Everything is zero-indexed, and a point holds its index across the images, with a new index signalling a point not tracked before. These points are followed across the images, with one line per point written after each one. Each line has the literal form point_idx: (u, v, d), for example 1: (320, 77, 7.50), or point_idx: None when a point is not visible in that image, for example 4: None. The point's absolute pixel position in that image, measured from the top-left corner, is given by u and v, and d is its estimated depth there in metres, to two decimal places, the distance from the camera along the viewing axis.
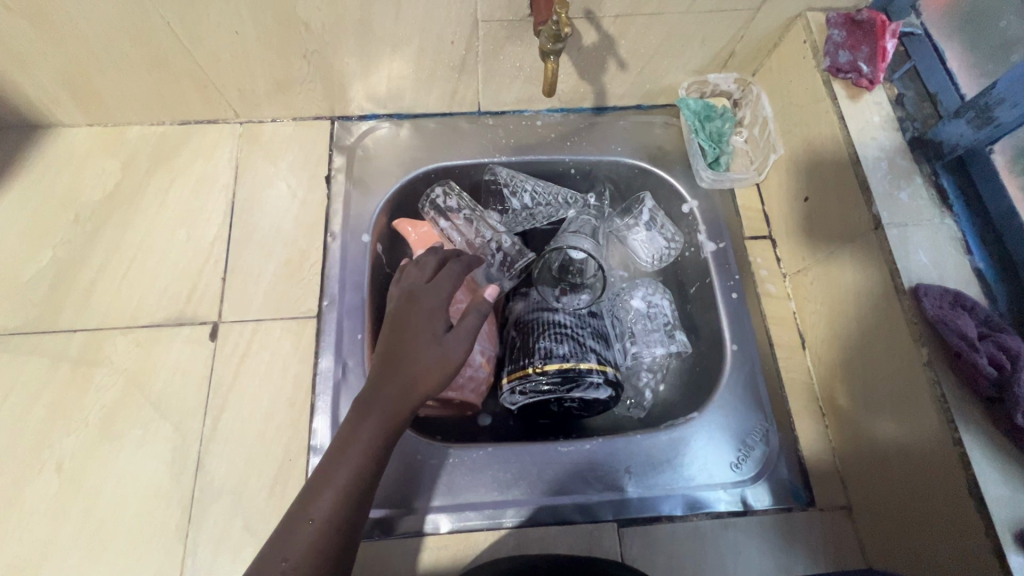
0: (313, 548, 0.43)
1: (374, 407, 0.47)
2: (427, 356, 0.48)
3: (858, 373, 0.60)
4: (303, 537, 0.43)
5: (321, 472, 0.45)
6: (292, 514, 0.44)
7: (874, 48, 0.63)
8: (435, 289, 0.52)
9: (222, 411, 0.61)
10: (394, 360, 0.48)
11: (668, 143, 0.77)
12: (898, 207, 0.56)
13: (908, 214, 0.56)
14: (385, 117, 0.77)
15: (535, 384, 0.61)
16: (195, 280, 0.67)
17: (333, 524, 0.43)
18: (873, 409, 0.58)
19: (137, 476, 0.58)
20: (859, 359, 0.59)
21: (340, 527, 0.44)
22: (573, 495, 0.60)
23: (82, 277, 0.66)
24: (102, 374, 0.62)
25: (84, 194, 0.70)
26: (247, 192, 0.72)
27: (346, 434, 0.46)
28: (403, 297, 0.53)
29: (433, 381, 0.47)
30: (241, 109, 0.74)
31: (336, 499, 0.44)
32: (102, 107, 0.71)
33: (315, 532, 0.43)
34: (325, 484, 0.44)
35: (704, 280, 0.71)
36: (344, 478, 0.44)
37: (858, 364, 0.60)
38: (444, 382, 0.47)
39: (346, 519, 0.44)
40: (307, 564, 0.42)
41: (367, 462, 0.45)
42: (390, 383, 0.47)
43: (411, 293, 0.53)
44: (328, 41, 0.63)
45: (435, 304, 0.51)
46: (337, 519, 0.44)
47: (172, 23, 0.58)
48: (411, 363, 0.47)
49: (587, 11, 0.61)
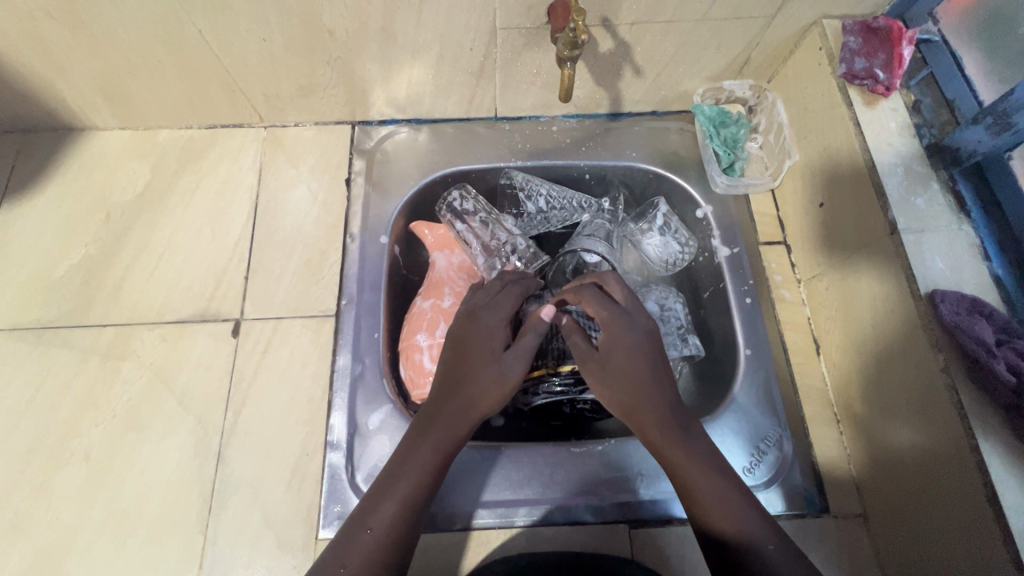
0: (371, 557, 0.45)
1: (437, 425, 0.49)
2: (487, 374, 0.50)
3: (653, 373, 0.50)
4: (362, 545, 0.45)
5: (383, 484, 0.48)
6: (352, 523, 0.47)
7: (890, 55, 0.62)
8: (494, 308, 0.54)
9: (242, 406, 0.63)
10: (455, 378, 0.51)
11: (683, 149, 0.77)
12: (617, 302, 0.54)
13: (618, 303, 0.54)
14: (404, 122, 0.79)
15: (548, 386, 0.63)
16: (219, 278, 0.69)
17: (391, 536, 0.46)
18: (666, 385, 0.51)
19: (160, 467, 0.60)
20: (603, 381, 0.51)
21: (397, 537, 0.46)
22: (585, 496, 0.60)
23: (112, 274, 0.69)
24: (129, 367, 0.64)
25: (115, 194, 0.73)
26: (270, 194, 0.75)
27: (406, 448, 0.49)
28: (463, 316, 0.55)
29: (491, 400, 0.50)
30: (265, 114, 0.76)
31: (394, 511, 0.46)
32: (133, 111, 0.73)
33: (372, 541, 0.45)
34: (386, 496, 0.47)
35: (718, 285, 0.72)
36: (404, 490, 0.47)
37: (639, 379, 0.50)
38: (503, 400, 0.51)
39: (403, 531, 0.46)
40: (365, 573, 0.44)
41: (426, 476, 0.48)
42: (453, 401, 0.50)
43: (471, 312, 0.55)
44: (351, 47, 0.65)
45: (495, 325, 0.53)
46: (396, 529, 0.46)
47: (203, 31, 0.61)
48: (474, 383, 0.50)
49: (604, 18, 0.62)
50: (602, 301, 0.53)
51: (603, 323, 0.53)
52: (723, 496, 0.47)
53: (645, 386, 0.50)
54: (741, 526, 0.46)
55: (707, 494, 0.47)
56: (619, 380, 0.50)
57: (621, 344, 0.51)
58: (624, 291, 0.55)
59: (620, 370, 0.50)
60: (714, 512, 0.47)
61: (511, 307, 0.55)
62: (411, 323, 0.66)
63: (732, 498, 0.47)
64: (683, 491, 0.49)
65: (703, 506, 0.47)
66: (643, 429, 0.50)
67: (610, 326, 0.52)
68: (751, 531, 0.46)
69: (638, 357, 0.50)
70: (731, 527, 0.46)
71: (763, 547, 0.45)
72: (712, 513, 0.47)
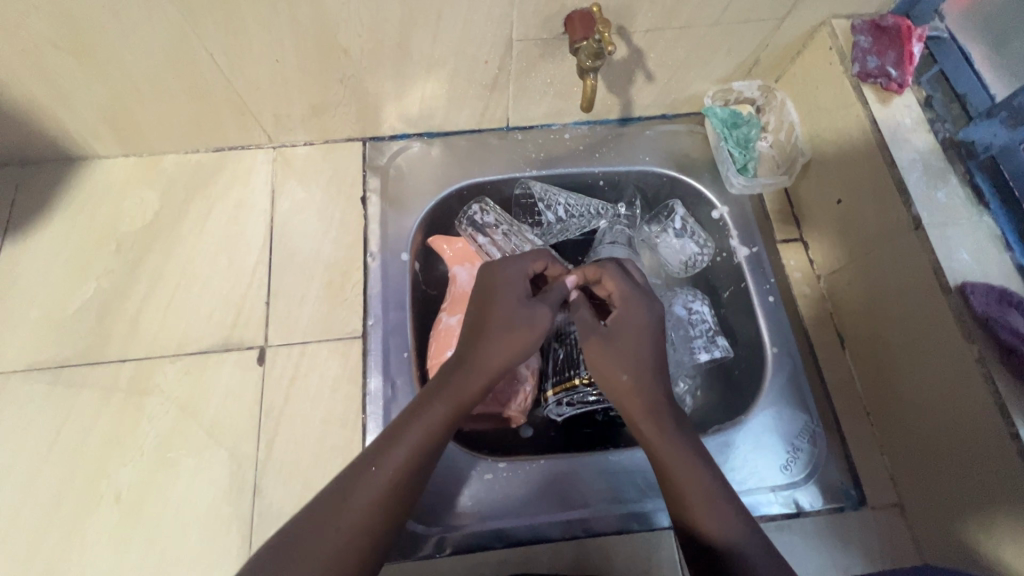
0: (377, 496, 0.45)
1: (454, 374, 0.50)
2: (511, 321, 0.51)
3: (654, 362, 0.52)
4: (370, 486, 0.45)
5: (393, 429, 0.48)
6: (357, 464, 0.46)
7: (900, 53, 0.63)
8: (520, 258, 0.55)
9: (274, 434, 0.62)
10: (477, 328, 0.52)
11: (695, 151, 0.78)
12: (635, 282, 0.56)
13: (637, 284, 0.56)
14: (415, 136, 0.78)
15: (582, 396, 0.65)
16: (239, 305, 0.68)
17: (397, 479, 0.46)
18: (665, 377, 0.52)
19: (195, 502, 0.59)
20: (607, 354, 0.51)
21: (404, 481, 0.46)
22: (629, 504, 0.61)
23: (127, 307, 0.67)
24: (154, 402, 0.63)
25: (124, 224, 0.71)
26: (285, 216, 0.73)
27: (421, 399, 0.50)
28: (488, 264, 0.56)
29: (511, 349, 0.51)
30: (274, 134, 0.74)
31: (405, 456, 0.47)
32: (139, 137, 0.71)
33: (379, 482, 0.45)
34: (399, 438, 0.47)
35: (740, 285, 0.72)
36: (414, 439, 0.47)
37: (642, 363, 0.51)
38: (525, 351, 0.51)
39: (411, 477, 0.47)
40: (369, 515, 0.44)
41: (436, 429, 0.48)
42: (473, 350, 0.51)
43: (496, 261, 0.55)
44: (365, 65, 0.64)
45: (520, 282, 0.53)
46: (400, 478, 0.46)
47: (214, 54, 0.59)
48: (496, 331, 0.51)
49: (619, 26, 0.62)
50: (625, 279, 0.55)
51: (620, 299, 0.54)
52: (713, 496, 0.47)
53: (645, 378, 0.51)
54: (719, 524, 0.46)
55: (697, 496, 0.47)
56: (623, 356, 0.51)
57: (632, 323, 0.53)
58: (642, 277, 0.58)
59: (624, 347, 0.51)
60: (703, 513, 0.47)
61: (538, 262, 0.55)
62: (439, 339, 0.65)
63: (718, 498, 0.47)
64: (668, 485, 0.49)
65: (688, 502, 0.47)
66: (633, 417, 0.51)
67: (627, 303, 0.54)
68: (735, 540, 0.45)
69: (647, 336, 0.52)
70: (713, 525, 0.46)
71: (738, 551, 0.44)
72: (701, 515, 0.47)
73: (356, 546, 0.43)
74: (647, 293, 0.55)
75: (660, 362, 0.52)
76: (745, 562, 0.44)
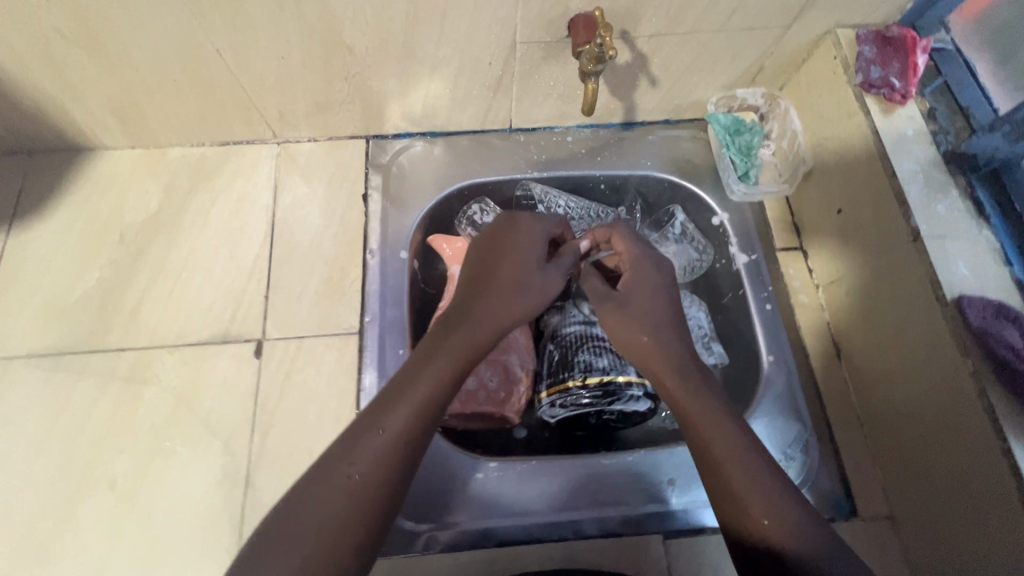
0: (387, 450, 0.43)
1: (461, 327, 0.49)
2: (528, 279, 0.52)
3: (670, 321, 0.52)
4: (377, 442, 0.43)
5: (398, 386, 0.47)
6: (361, 423, 0.45)
7: (904, 63, 0.63)
8: (538, 222, 0.57)
9: (268, 427, 0.62)
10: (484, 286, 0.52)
11: (697, 157, 0.78)
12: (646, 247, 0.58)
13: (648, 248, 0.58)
14: (418, 135, 0.78)
15: (576, 398, 0.64)
16: (238, 298, 0.69)
17: (406, 432, 0.44)
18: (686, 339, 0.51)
19: (188, 492, 0.59)
20: (625, 314, 0.52)
21: (414, 435, 0.45)
22: (618, 508, 0.61)
23: (129, 297, 0.68)
24: (151, 391, 0.63)
25: (128, 215, 0.72)
26: (286, 211, 0.74)
27: (425, 352, 0.48)
28: (504, 223, 0.57)
29: (527, 305, 0.52)
30: (279, 130, 0.75)
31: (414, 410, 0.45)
32: (146, 129, 0.72)
33: (389, 436, 0.44)
34: (405, 394, 0.46)
35: (738, 292, 0.72)
36: (420, 395, 0.46)
37: (659, 322, 0.52)
38: (538, 307, 0.52)
39: (418, 431, 0.45)
40: (377, 465, 0.43)
41: (444, 382, 0.46)
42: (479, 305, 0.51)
43: (513, 221, 0.57)
44: (369, 64, 0.64)
45: (531, 242, 0.55)
46: (408, 432, 0.44)
47: (220, 49, 0.60)
48: (504, 288, 0.52)
49: (622, 31, 0.62)
50: (637, 243, 0.57)
51: (633, 262, 0.56)
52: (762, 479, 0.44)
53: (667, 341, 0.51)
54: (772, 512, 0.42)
55: (734, 465, 0.44)
56: (641, 314, 0.52)
57: (646, 284, 0.54)
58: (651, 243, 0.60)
59: (640, 308, 0.52)
60: (742, 486, 0.44)
61: (553, 226, 0.58)
62: None
63: (756, 465, 0.45)
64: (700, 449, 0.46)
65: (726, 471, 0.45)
66: (659, 380, 0.50)
67: (640, 265, 0.55)
68: (798, 539, 0.41)
69: (662, 295, 0.53)
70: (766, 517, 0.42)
71: (791, 535, 0.41)
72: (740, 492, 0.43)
73: (363, 505, 0.42)
74: (657, 254, 0.57)
75: (678, 324, 0.52)
76: (786, 541, 0.41)
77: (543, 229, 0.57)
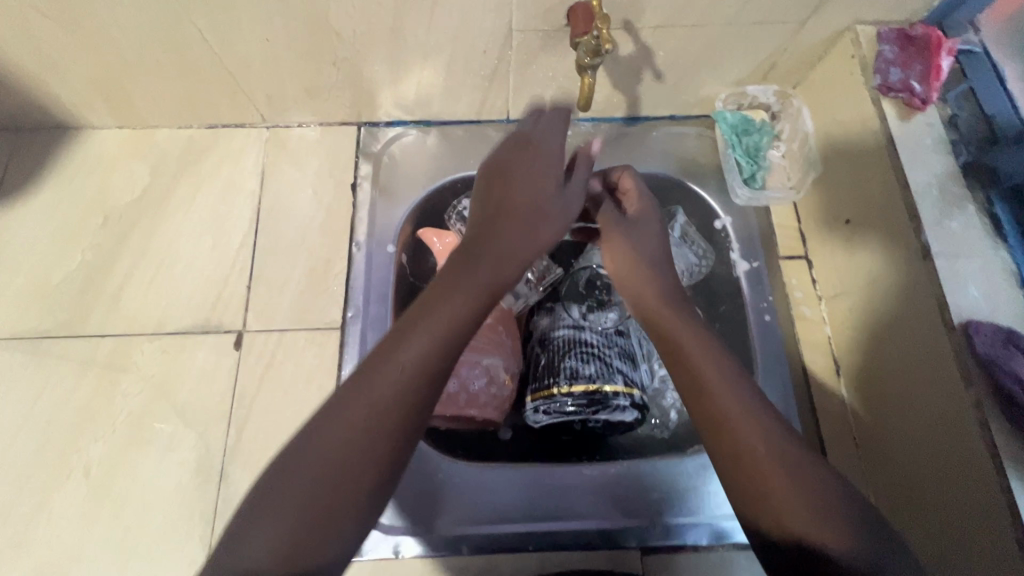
0: (398, 389, 0.38)
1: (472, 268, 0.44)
2: (549, 206, 0.48)
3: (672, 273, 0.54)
4: (386, 384, 0.38)
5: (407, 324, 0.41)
6: (371, 360, 0.39)
7: (926, 66, 0.59)
8: (552, 135, 0.51)
9: (245, 421, 0.61)
10: (497, 218, 0.47)
11: (702, 156, 0.74)
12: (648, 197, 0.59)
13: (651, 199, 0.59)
14: (412, 124, 0.75)
15: (560, 406, 0.62)
16: (221, 288, 0.67)
17: (423, 371, 0.39)
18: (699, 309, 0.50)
19: (162, 484, 0.59)
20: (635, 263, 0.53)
21: (431, 373, 0.39)
22: (598, 522, 0.59)
23: (110, 282, 0.67)
24: (129, 380, 0.63)
25: (112, 197, 0.71)
26: (273, 198, 0.72)
27: (444, 283, 0.43)
28: (515, 143, 0.51)
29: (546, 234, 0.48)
30: (268, 114, 0.73)
31: (427, 341, 0.40)
32: (132, 110, 0.70)
33: (402, 374, 0.38)
34: (413, 331, 0.40)
35: (736, 300, 0.69)
36: (433, 334, 0.40)
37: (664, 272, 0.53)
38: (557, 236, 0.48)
39: (437, 369, 0.39)
40: (386, 416, 0.37)
41: (462, 317, 0.41)
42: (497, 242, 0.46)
43: (527, 141, 0.51)
44: (358, 49, 0.61)
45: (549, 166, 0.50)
46: (423, 373, 0.39)
47: (202, 29, 0.57)
48: (522, 220, 0.47)
49: (626, 21, 0.59)
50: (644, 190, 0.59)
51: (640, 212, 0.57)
52: (797, 471, 0.39)
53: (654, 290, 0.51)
54: (808, 510, 0.37)
55: (764, 448, 0.40)
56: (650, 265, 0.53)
57: (642, 232, 0.56)
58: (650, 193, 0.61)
59: (635, 251, 0.54)
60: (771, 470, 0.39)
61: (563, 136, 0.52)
62: None
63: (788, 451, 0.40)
64: (724, 422, 0.42)
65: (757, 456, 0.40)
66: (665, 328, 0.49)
67: (646, 217, 0.57)
68: (849, 538, 0.36)
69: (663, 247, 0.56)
70: (804, 520, 0.37)
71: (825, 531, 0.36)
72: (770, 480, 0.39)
73: (361, 471, 0.36)
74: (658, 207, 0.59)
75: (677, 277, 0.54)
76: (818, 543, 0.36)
77: (558, 148, 0.51)
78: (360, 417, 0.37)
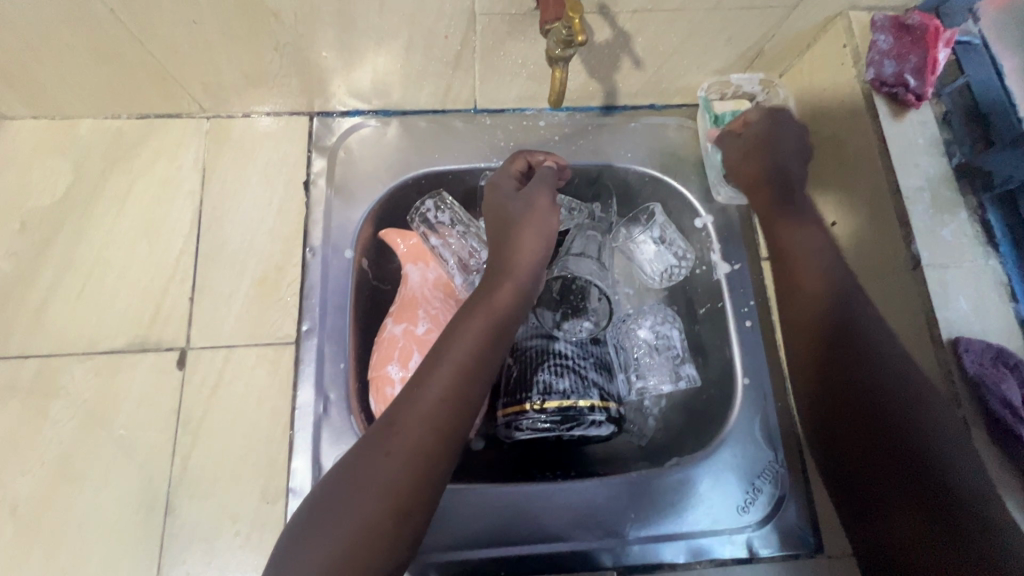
0: (388, 480, 0.39)
1: (455, 341, 0.44)
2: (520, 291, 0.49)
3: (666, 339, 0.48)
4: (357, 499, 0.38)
5: (386, 420, 0.42)
6: (350, 470, 0.40)
7: (923, 58, 0.54)
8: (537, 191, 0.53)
9: (192, 448, 0.57)
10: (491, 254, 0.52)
11: (681, 149, 0.69)
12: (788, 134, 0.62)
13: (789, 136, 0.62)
14: (370, 113, 0.68)
15: (532, 422, 0.57)
16: (159, 301, 0.61)
17: (388, 491, 0.38)
18: None
19: (102, 518, 0.54)
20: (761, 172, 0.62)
21: (396, 492, 0.39)
22: (571, 543, 0.57)
23: (33, 295, 0.60)
24: (59, 406, 0.57)
25: (31, 199, 0.63)
26: (217, 198, 0.65)
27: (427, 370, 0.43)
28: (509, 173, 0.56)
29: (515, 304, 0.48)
30: (208, 104, 0.65)
31: (420, 418, 0.41)
32: (46, 99, 0.61)
33: (369, 482, 0.39)
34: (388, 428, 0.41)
35: (717, 303, 0.65)
36: (411, 429, 0.40)
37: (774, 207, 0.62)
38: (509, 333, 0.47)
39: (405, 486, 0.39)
40: (382, 460, 0.39)
41: (433, 427, 0.41)
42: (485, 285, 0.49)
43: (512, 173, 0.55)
44: (302, 33, 0.54)
45: (523, 202, 0.53)
46: (393, 497, 0.38)
47: (115, 11, 0.49)
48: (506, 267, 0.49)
49: (602, 5, 0.52)
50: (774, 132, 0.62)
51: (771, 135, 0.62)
52: None
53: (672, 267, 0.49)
54: None
55: None
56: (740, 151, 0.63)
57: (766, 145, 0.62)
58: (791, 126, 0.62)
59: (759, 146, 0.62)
60: None
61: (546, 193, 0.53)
62: (381, 350, 0.58)
63: None
64: None
65: None
66: None
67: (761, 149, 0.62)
68: None
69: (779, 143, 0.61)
70: None
71: None
72: None
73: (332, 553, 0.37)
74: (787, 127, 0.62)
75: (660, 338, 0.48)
76: None
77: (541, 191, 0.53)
78: (348, 506, 0.38)
